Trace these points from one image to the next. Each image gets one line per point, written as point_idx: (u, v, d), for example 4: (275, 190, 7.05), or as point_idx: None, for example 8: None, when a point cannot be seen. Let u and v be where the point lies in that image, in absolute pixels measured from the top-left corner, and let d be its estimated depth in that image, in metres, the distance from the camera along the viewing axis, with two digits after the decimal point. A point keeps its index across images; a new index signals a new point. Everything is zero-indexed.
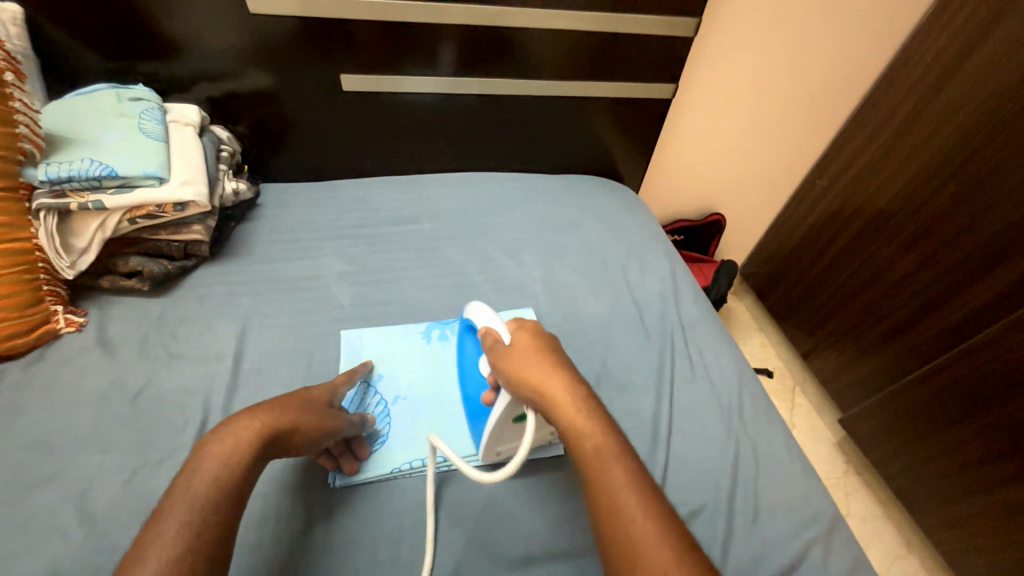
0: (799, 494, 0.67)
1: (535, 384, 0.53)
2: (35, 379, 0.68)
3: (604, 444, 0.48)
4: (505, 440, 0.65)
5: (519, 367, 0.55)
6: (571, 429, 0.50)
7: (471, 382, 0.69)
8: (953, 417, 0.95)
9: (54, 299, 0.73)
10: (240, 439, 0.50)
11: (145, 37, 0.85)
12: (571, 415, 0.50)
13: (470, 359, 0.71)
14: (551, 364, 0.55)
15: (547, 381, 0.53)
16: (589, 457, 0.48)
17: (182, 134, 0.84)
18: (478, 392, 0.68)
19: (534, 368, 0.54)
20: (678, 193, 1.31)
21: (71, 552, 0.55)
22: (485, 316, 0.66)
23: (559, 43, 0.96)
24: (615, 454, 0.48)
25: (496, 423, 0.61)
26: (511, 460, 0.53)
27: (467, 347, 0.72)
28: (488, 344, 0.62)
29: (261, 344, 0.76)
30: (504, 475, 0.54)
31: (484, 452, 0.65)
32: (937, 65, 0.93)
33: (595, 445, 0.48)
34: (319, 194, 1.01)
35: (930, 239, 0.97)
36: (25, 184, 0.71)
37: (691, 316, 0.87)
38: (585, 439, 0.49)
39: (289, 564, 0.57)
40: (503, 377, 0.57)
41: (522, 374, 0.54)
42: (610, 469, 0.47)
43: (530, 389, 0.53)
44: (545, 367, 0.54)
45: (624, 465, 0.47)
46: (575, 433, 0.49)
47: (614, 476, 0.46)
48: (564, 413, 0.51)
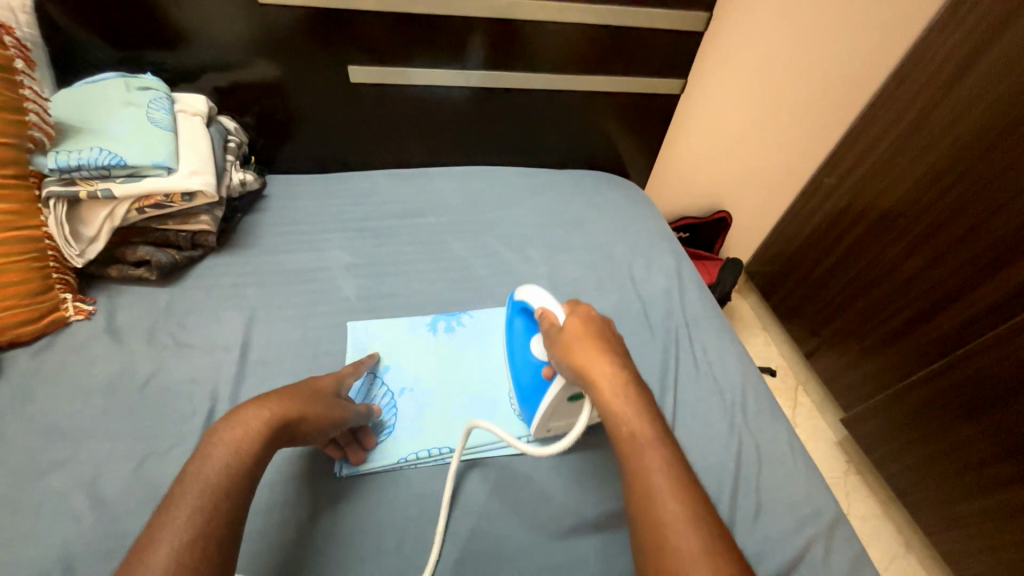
0: (801, 491, 0.67)
1: (582, 368, 0.54)
2: (45, 366, 0.69)
3: (641, 431, 0.49)
4: (558, 418, 0.67)
5: (568, 351, 0.57)
6: (611, 413, 0.51)
7: (522, 363, 0.70)
8: (956, 418, 0.94)
9: (63, 287, 0.73)
10: (249, 428, 0.50)
11: (152, 26, 0.85)
12: (612, 400, 0.51)
13: (520, 339, 0.72)
14: (598, 350, 0.55)
15: (592, 366, 0.54)
16: (625, 440, 0.49)
17: (189, 124, 0.84)
18: (532, 374, 0.69)
19: (581, 354, 0.56)
20: (685, 189, 1.31)
21: (82, 536, 0.56)
22: (542, 298, 0.68)
23: (566, 37, 0.96)
24: (650, 440, 0.48)
25: (552, 399, 0.63)
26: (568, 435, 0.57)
27: (517, 328, 0.73)
28: (544, 327, 0.63)
29: (267, 334, 0.77)
30: (563, 446, 0.57)
31: (536, 428, 0.67)
32: (947, 65, 0.92)
33: (631, 430, 0.49)
34: (325, 186, 1.01)
35: (937, 240, 0.96)
36: (34, 172, 0.72)
37: (696, 313, 0.87)
38: (622, 424, 0.50)
39: (296, 551, 0.58)
40: (555, 359, 0.59)
41: (570, 357, 0.56)
42: (643, 455, 0.47)
43: (575, 371, 0.55)
44: (592, 353, 0.55)
45: (659, 452, 0.48)
46: (614, 418, 0.50)
47: (648, 463, 0.47)
48: (604, 398, 0.52)
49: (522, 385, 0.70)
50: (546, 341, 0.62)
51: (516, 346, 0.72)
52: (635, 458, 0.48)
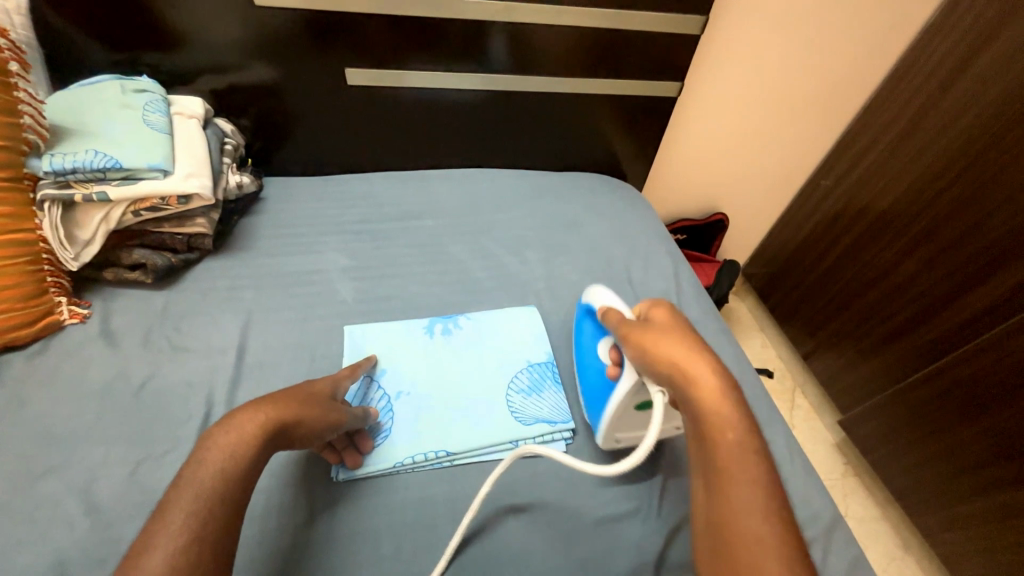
0: (799, 494, 0.67)
1: (680, 367, 0.51)
2: (39, 371, 0.68)
3: (748, 441, 0.47)
4: (626, 428, 0.66)
5: (658, 344, 0.55)
6: (712, 415, 0.48)
7: (589, 367, 0.71)
8: (954, 419, 0.95)
9: (57, 291, 0.73)
10: (245, 432, 0.50)
11: (149, 28, 0.84)
12: (715, 401, 0.48)
13: (586, 341, 0.73)
14: (692, 347, 0.53)
15: (690, 362, 0.51)
16: (729, 450, 0.46)
17: (186, 127, 0.83)
18: (598, 376, 0.69)
19: (678, 352, 0.53)
20: (683, 192, 1.31)
21: (75, 542, 0.55)
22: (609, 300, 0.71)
23: (563, 39, 0.96)
24: (754, 450, 0.46)
25: (618, 405, 0.62)
26: (642, 441, 0.52)
27: (586, 332, 0.74)
28: (610, 321, 0.65)
29: (263, 338, 0.76)
30: (633, 462, 0.51)
31: (603, 437, 0.66)
32: (943, 68, 0.92)
33: (737, 437, 0.47)
34: (322, 188, 1.01)
35: (935, 241, 0.97)
36: (29, 175, 0.71)
37: (694, 315, 0.87)
38: (726, 429, 0.47)
39: (293, 556, 0.57)
40: (636, 350, 0.57)
41: (666, 354, 0.53)
42: (741, 466, 0.45)
43: (669, 365, 0.52)
44: (690, 353, 0.52)
45: (759, 465, 0.45)
46: (717, 421, 0.47)
47: (746, 473, 0.45)
48: (706, 398, 0.49)
49: (589, 389, 0.70)
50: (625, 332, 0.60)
51: (584, 350, 0.73)
52: (731, 471, 0.45)
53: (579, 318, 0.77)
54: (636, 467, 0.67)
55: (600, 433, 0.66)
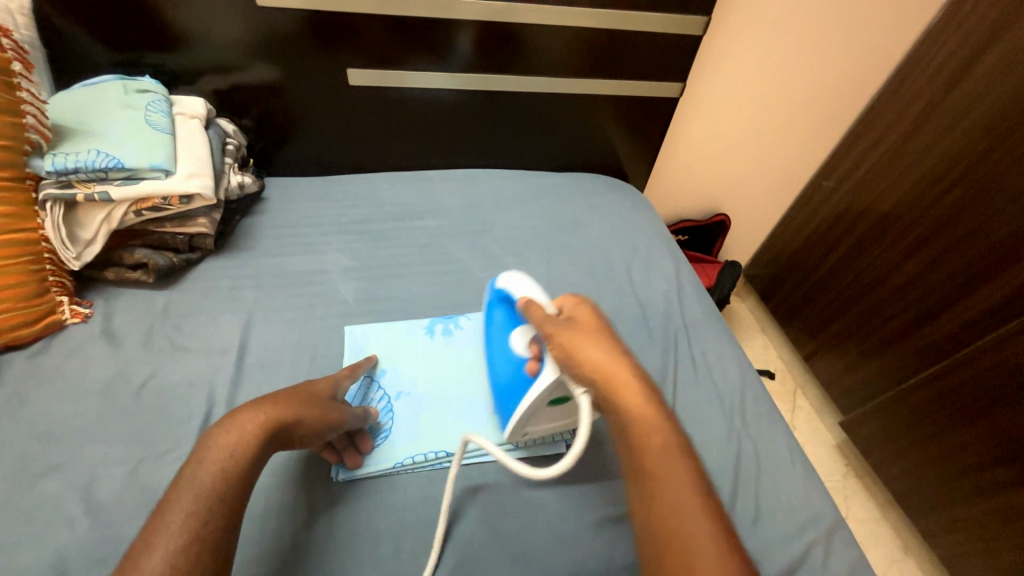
0: (799, 496, 0.67)
1: (603, 373, 0.53)
2: (40, 370, 0.68)
3: (673, 442, 0.49)
4: (535, 421, 0.65)
5: (581, 349, 0.55)
6: (637, 419, 0.50)
7: (502, 358, 0.68)
8: (956, 421, 0.94)
9: (59, 290, 0.73)
10: (245, 432, 0.50)
11: (151, 28, 0.85)
12: (636, 403, 0.51)
13: (498, 332, 0.70)
14: (612, 352, 0.56)
15: (611, 367, 0.53)
16: (659, 451, 0.48)
17: (188, 127, 0.83)
18: (509, 369, 0.67)
19: (600, 357, 0.55)
20: (684, 192, 1.31)
21: (75, 541, 0.55)
22: (525, 288, 0.66)
23: (565, 40, 0.96)
24: (681, 449, 0.48)
25: (536, 402, 0.60)
26: (576, 443, 0.51)
27: (499, 321, 0.71)
28: (532, 315, 0.62)
29: (264, 337, 0.76)
30: (561, 469, 0.52)
31: (513, 432, 0.65)
32: (946, 69, 0.92)
33: (662, 439, 0.49)
34: (324, 189, 1.01)
35: (937, 243, 0.96)
36: (31, 175, 0.71)
37: (695, 316, 0.87)
38: (652, 431, 0.49)
39: (292, 555, 0.57)
40: (559, 352, 0.57)
41: (590, 359, 0.54)
42: (674, 465, 0.47)
43: (593, 371, 0.54)
44: (611, 359, 0.55)
45: (688, 461, 0.48)
46: (643, 424, 0.50)
47: (678, 475, 0.46)
48: (629, 403, 0.51)
49: (500, 381, 0.68)
50: (546, 331, 0.59)
51: (496, 338, 0.70)
52: (663, 472, 0.47)
53: (490, 305, 0.73)
54: None
55: (510, 429, 0.65)
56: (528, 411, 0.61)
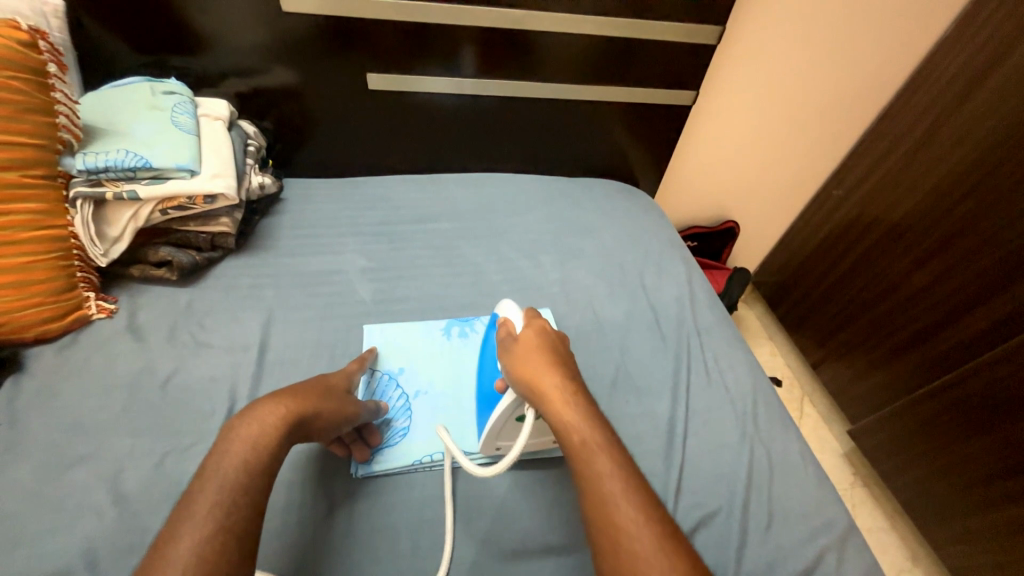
0: (811, 501, 0.67)
1: (529, 380, 0.56)
2: (68, 363, 0.70)
3: (591, 438, 0.51)
4: (507, 438, 0.65)
5: (519, 364, 0.59)
6: (558, 422, 0.53)
7: (485, 374, 0.70)
8: (965, 432, 0.94)
9: (86, 286, 0.75)
10: (265, 423, 0.52)
11: (177, 32, 0.87)
12: (560, 409, 0.54)
13: (489, 351, 0.71)
14: (548, 359, 0.58)
15: (542, 378, 0.56)
16: (576, 448, 0.51)
17: (212, 128, 0.85)
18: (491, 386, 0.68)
19: (530, 365, 0.58)
20: (694, 199, 1.33)
21: (103, 532, 0.56)
22: (511, 313, 0.69)
23: (577, 48, 0.98)
24: (601, 444, 0.51)
25: (499, 417, 0.62)
26: (508, 453, 0.56)
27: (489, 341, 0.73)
28: (503, 335, 0.66)
29: (285, 336, 0.78)
30: (492, 471, 0.57)
31: (484, 444, 0.66)
32: (958, 80, 0.91)
33: (582, 437, 0.51)
34: (341, 190, 1.03)
35: (947, 253, 0.96)
36: (62, 173, 0.73)
37: (708, 322, 0.88)
38: (573, 432, 0.52)
39: (313, 550, 0.58)
40: (505, 370, 0.60)
41: (521, 369, 0.58)
42: (594, 460, 0.50)
43: (524, 385, 0.57)
44: (540, 366, 0.57)
45: (609, 456, 0.50)
46: (564, 426, 0.53)
47: (598, 467, 0.49)
48: (553, 407, 0.54)
49: (482, 396, 0.69)
50: (500, 351, 0.63)
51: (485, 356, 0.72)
52: (584, 465, 0.50)
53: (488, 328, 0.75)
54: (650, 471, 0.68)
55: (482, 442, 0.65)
56: (494, 426, 0.63)
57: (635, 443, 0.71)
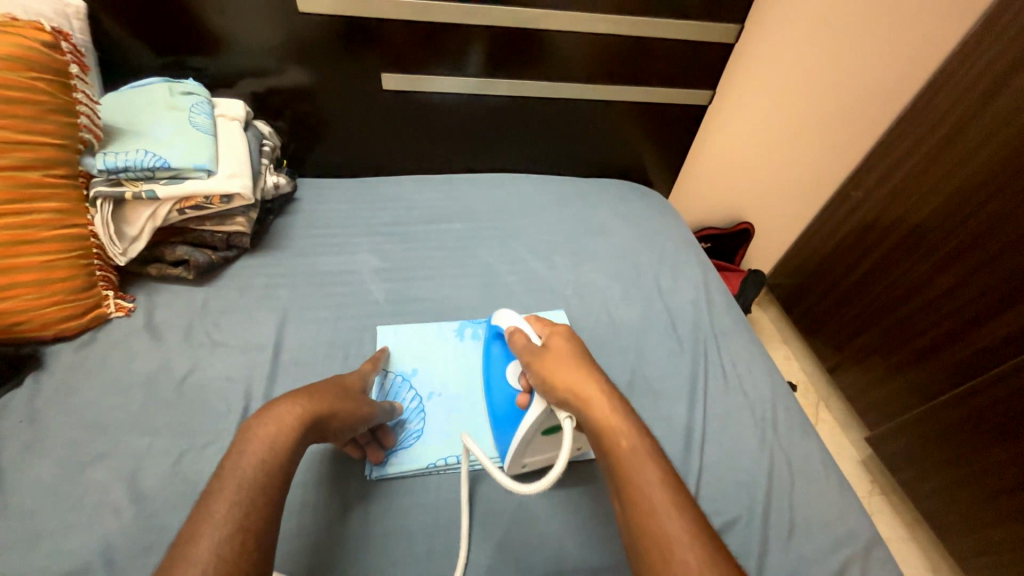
0: (834, 510, 0.65)
1: (571, 388, 0.55)
2: (86, 361, 0.71)
3: (640, 445, 0.51)
4: (533, 452, 0.64)
5: (555, 371, 0.57)
6: (605, 429, 0.52)
7: (496, 392, 0.69)
8: (988, 440, 0.92)
9: (105, 284, 0.75)
10: (283, 423, 0.51)
11: (193, 32, 0.87)
12: (607, 416, 0.53)
13: (497, 363, 0.71)
14: (584, 368, 0.57)
15: (584, 386, 0.55)
16: (626, 456, 0.50)
17: (229, 129, 0.86)
18: (507, 401, 0.67)
19: (567, 373, 0.57)
20: (709, 200, 1.32)
21: (121, 530, 0.57)
22: (512, 319, 0.68)
23: (592, 46, 0.97)
24: (649, 451, 0.50)
25: (527, 431, 0.60)
26: (557, 462, 0.53)
27: (494, 353, 0.72)
28: (520, 345, 0.64)
29: (299, 335, 0.78)
30: (540, 486, 0.53)
31: (511, 462, 0.64)
32: (987, 76, 0.86)
33: (630, 443, 0.51)
34: (355, 190, 1.03)
35: (971, 257, 0.93)
36: (83, 173, 0.74)
37: (725, 325, 0.86)
38: (620, 438, 0.51)
39: (329, 551, 0.58)
40: (538, 378, 0.59)
41: (558, 377, 0.56)
42: (641, 468, 0.49)
43: (565, 392, 0.55)
44: (578, 373, 0.56)
45: (656, 463, 0.50)
46: (612, 433, 0.52)
47: (647, 476, 0.48)
48: (599, 414, 0.53)
49: (497, 414, 0.68)
50: (526, 358, 0.62)
51: (491, 372, 0.71)
52: (632, 473, 0.49)
53: (487, 341, 0.75)
54: None
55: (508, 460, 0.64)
56: (521, 440, 0.61)
57: None
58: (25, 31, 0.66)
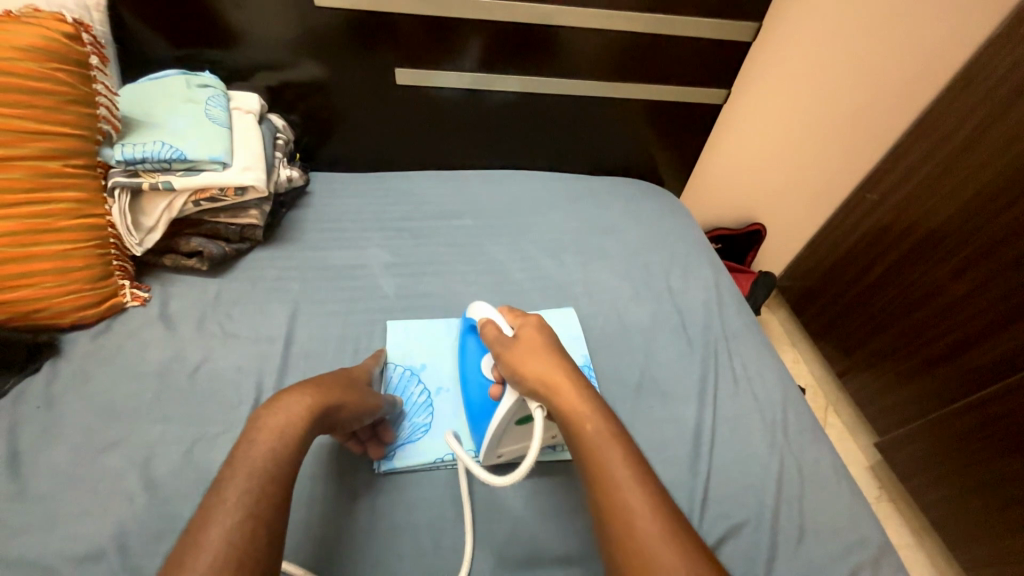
0: (844, 516, 0.65)
1: (539, 377, 0.55)
2: (102, 349, 0.72)
3: (605, 426, 0.51)
4: (507, 442, 0.64)
5: (524, 362, 0.57)
6: (572, 417, 0.52)
7: (471, 382, 0.69)
8: (1001, 450, 0.90)
9: (121, 274, 0.76)
10: (292, 413, 0.52)
11: (209, 25, 0.88)
12: (574, 405, 0.53)
13: (471, 356, 0.70)
14: (553, 358, 0.57)
15: (552, 375, 0.55)
16: (592, 442, 0.50)
17: (244, 122, 0.86)
18: (481, 393, 0.67)
19: (535, 362, 0.56)
20: (721, 201, 1.31)
21: (135, 516, 0.58)
22: (486, 311, 0.68)
23: (605, 44, 0.96)
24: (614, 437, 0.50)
25: (500, 423, 0.60)
26: (528, 454, 0.52)
27: (468, 345, 0.72)
28: (490, 335, 0.63)
29: (310, 328, 0.78)
30: (508, 480, 0.53)
31: (486, 454, 0.64)
32: (1007, 82, 0.84)
33: (596, 429, 0.51)
34: (366, 185, 1.03)
35: (989, 264, 0.91)
36: (101, 163, 0.75)
37: (735, 327, 0.86)
38: (587, 424, 0.51)
39: (337, 543, 0.59)
40: (507, 370, 0.58)
41: (526, 367, 0.56)
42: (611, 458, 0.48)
43: (534, 382, 0.55)
44: (547, 362, 0.56)
45: (622, 450, 0.49)
46: (576, 417, 0.52)
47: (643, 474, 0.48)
48: (567, 404, 0.53)
49: (472, 405, 0.68)
50: (495, 349, 0.61)
51: (465, 363, 0.71)
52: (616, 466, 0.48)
53: (462, 333, 0.74)
54: (674, 477, 0.67)
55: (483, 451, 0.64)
56: (496, 432, 0.61)
57: (660, 450, 0.70)
58: (47, 22, 0.67)
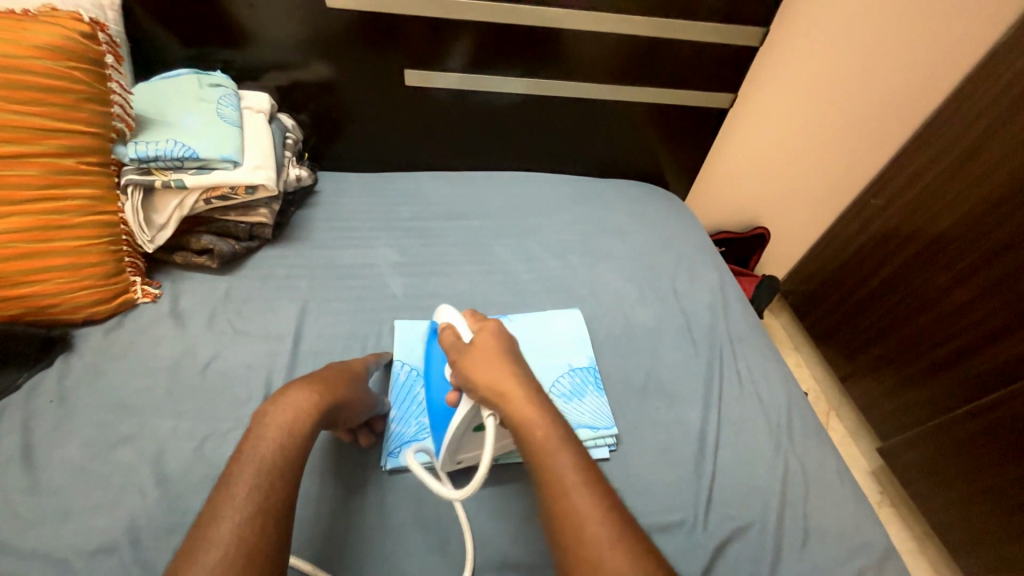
0: (849, 520, 0.65)
1: (489, 383, 0.54)
2: (114, 344, 0.73)
3: (555, 432, 0.51)
4: (466, 448, 0.64)
5: (475, 367, 0.56)
6: (521, 422, 0.51)
7: (434, 388, 0.68)
8: (1003, 456, 0.90)
9: (133, 271, 0.77)
10: (301, 410, 0.53)
11: (221, 26, 0.89)
12: (522, 410, 0.52)
13: (436, 363, 0.69)
14: (505, 364, 0.57)
15: (502, 380, 0.54)
16: (541, 446, 0.50)
17: (255, 121, 0.87)
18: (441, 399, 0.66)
19: (487, 368, 0.56)
20: (726, 204, 1.31)
21: (147, 510, 0.58)
22: (450, 315, 0.67)
23: (612, 49, 0.97)
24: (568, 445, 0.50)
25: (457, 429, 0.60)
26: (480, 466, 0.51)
27: (433, 351, 0.71)
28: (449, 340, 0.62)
29: (317, 326, 0.79)
30: (464, 492, 0.52)
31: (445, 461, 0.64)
32: (1011, 89, 0.84)
33: (545, 433, 0.50)
34: (373, 185, 1.04)
35: (993, 270, 0.91)
36: (115, 161, 0.75)
37: (740, 330, 0.86)
38: (535, 428, 0.51)
39: (344, 540, 0.59)
40: (460, 375, 0.58)
41: (477, 372, 0.55)
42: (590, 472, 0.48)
43: (485, 389, 0.54)
44: (497, 368, 0.56)
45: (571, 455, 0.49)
46: (525, 421, 0.51)
47: None
48: (517, 408, 0.52)
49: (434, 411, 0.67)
50: (450, 355, 0.60)
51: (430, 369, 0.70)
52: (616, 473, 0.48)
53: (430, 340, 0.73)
54: (679, 478, 0.67)
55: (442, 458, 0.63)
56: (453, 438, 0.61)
57: (665, 452, 0.70)
58: (64, 21, 0.68)
